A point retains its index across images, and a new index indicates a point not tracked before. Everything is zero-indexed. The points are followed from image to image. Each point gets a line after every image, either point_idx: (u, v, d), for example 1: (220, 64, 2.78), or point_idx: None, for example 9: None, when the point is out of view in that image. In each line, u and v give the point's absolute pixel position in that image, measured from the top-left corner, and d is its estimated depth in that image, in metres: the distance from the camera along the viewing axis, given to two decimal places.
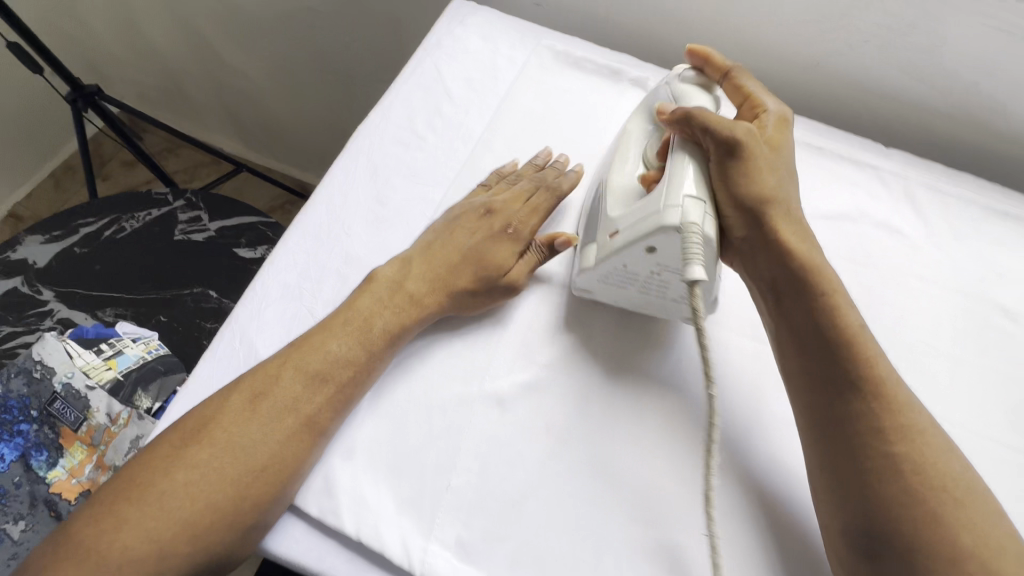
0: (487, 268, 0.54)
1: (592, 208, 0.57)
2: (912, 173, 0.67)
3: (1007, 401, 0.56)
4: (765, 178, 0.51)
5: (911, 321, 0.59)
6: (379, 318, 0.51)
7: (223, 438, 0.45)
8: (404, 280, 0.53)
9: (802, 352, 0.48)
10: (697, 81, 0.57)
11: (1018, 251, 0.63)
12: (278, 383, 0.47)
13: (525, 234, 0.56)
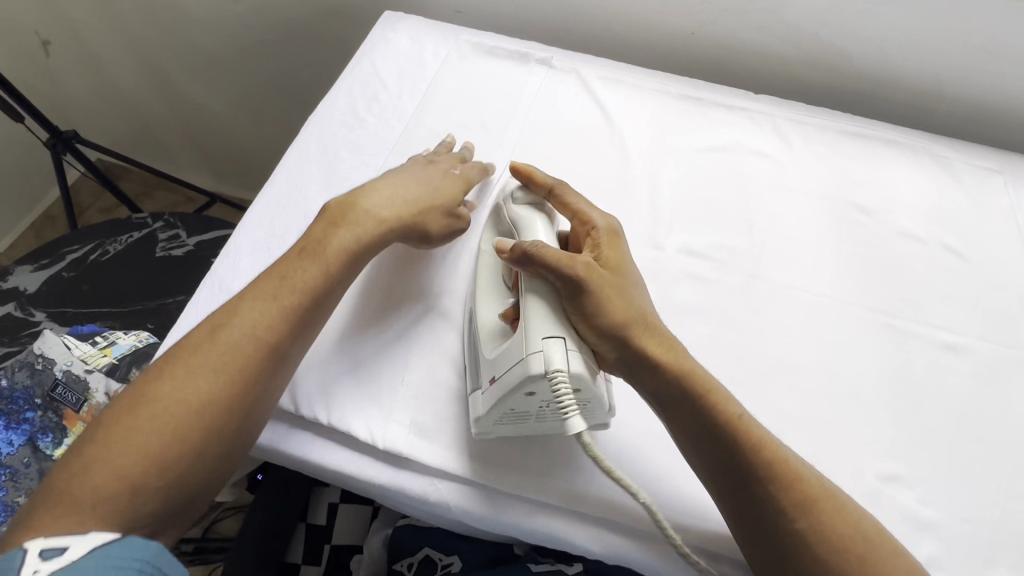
0: (442, 197, 0.63)
1: (469, 343, 0.56)
2: (778, 111, 0.80)
3: (866, 275, 0.67)
4: (619, 303, 0.50)
5: (784, 223, 0.70)
6: (335, 239, 0.56)
7: (195, 370, 0.48)
8: (362, 203, 0.59)
9: (695, 445, 0.49)
10: (528, 202, 0.59)
11: (867, 162, 0.76)
12: (245, 312, 0.51)
13: (463, 179, 0.65)
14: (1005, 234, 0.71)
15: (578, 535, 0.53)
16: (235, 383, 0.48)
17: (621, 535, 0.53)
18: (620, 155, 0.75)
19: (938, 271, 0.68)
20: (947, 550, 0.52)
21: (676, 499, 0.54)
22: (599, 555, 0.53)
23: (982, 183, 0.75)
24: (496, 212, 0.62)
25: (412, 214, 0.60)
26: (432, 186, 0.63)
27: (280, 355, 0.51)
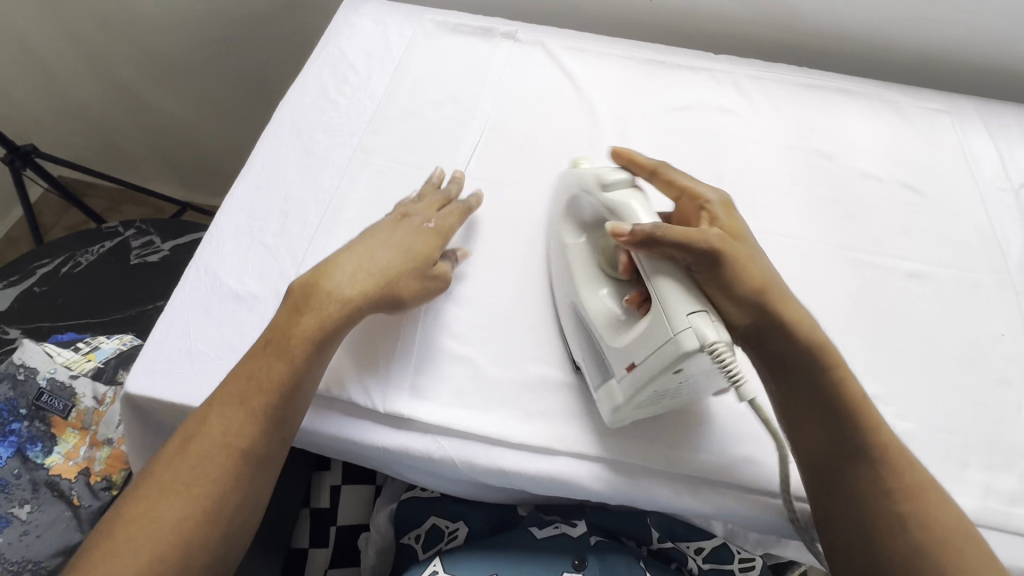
0: (413, 259, 0.57)
1: (587, 335, 0.56)
2: (737, 69, 0.83)
3: (831, 215, 0.70)
4: (750, 271, 0.51)
5: (751, 173, 0.73)
6: (301, 325, 0.53)
7: (171, 485, 0.47)
8: (335, 279, 0.55)
9: (810, 412, 0.50)
10: (627, 183, 0.55)
11: (823, 112, 0.80)
12: (215, 423, 0.49)
13: (443, 233, 0.61)
14: (956, 169, 0.75)
15: (580, 477, 0.55)
16: (206, 504, 0.47)
17: (621, 475, 0.55)
18: (591, 120, 0.76)
19: (897, 206, 0.71)
20: (923, 457, 0.55)
21: (671, 434, 0.56)
22: (601, 494, 0.55)
23: (931, 124, 0.80)
24: (577, 199, 0.59)
25: (378, 287, 0.55)
26: (404, 249, 0.57)
27: (253, 466, 0.49)
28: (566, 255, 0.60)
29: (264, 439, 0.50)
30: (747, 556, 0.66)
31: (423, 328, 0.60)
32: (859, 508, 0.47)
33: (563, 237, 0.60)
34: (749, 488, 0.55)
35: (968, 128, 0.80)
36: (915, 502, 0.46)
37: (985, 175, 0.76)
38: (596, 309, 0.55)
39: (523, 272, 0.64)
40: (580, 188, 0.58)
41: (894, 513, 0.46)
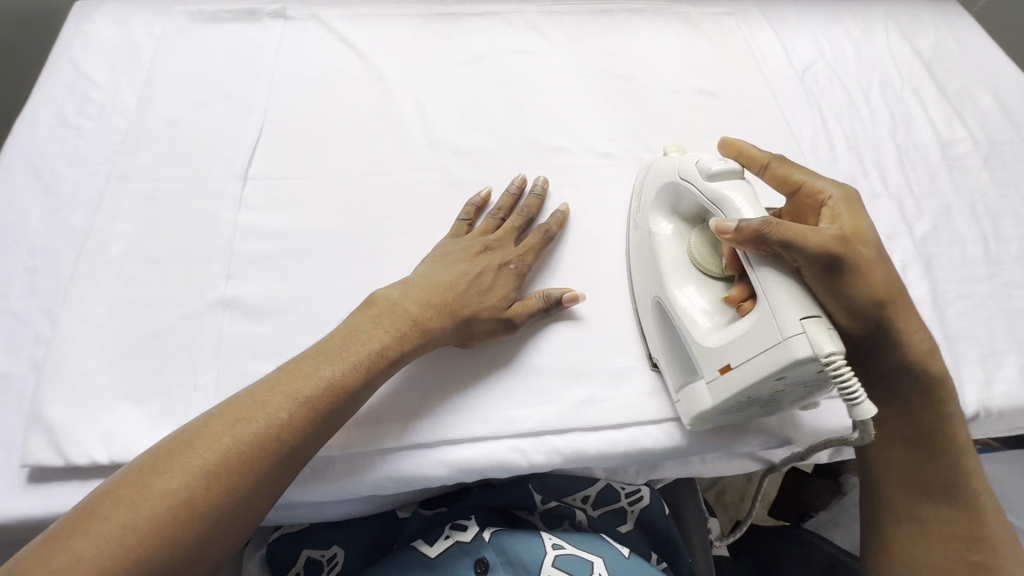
0: (489, 298, 0.54)
1: (671, 329, 0.53)
2: (529, 7, 0.81)
3: (638, 136, 0.70)
4: (873, 273, 0.49)
5: (556, 110, 0.71)
6: (375, 339, 0.49)
7: (194, 457, 0.41)
8: (407, 305, 0.51)
9: (914, 448, 0.53)
10: (727, 171, 0.51)
11: (618, 35, 0.79)
12: (263, 409, 0.44)
13: (524, 268, 0.57)
14: (747, 67, 0.78)
15: (421, 467, 0.51)
16: (226, 494, 0.40)
17: (460, 455, 0.52)
18: (381, 90, 0.71)
19: (698, 115, 0.73)
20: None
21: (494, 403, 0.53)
22: (447, 478, 0.52)
23: (719, 28, 0.81)
24: (674, 185, 0.55)
25: (447, 320, 0.52)
26: (481, 283, 0.54)
27: (292, 463, 0.44)
28: (650, 245, 0.57)
29: (307, 449, 0.45)
30: (631, 488, 0.67)
31: (509, 363, 0.55)
32: (910, 534, 0.53)
33: (651, 228, 0.57)
34: (590, 427, 0.53)
35: (751, 27, 0.82)
36: (975, 552, 0.51)
37: (772, 68, 0.79)
38: (685, 302, 0.52)
39: (326, 270, 0.58)
40: (678, 170, 0.55)
41: (942, 548, 0.52)
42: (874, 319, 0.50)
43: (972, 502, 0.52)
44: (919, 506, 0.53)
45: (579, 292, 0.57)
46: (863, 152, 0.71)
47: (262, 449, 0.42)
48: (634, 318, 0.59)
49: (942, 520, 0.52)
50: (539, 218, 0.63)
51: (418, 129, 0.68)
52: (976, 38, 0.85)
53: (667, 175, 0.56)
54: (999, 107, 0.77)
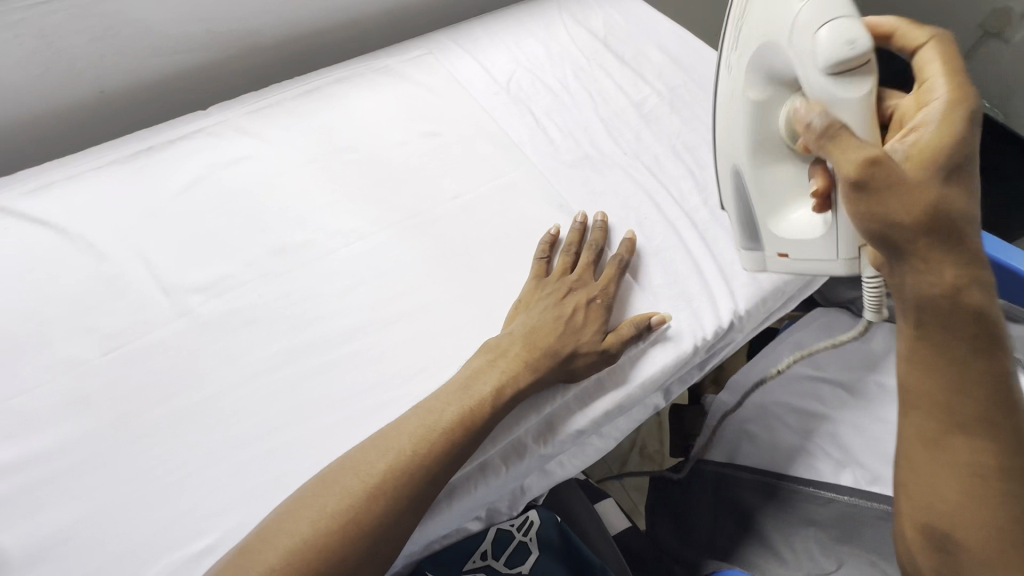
0: (583, 332, 0.59)
1: (742, 203, 0.61)
2: (231, 111, 0.79)
3: (378, 198, 0.72)
4: (924, 200, 0.41)
5: (292, 202, 0.71)
6: (498, 385, 0.54)
7: (357, 479, 0.48)
8: (517, 347, 0.57)
9: (959, 402, 0.44)
10: (841, 56, 0.45)
11: (329, 109, 0.80)
12: (357, 474, 0.48)
13: (607, 303, 0.62)
14: (457, 96, 0.83)
15: None
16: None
17: None
18: (94, 256, 0.65)
19: (429, 156, 0.76)
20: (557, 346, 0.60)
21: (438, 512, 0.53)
22: None
23: (422, 69, 0.86)
24: (784, 51, 0.51)
25: (555, 356, 0.57)
26: (574, 322, 0.60)
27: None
28: (737, 108, 0.57)
29: (441, 478, 0.50)
30: (520, 520, 0.69)
31: (626, 377, 0.60)
32: (940, 459, 0.45)
33: (741, 93, 0.57)
34: (434, 518, 0.53)
35: (446, 58, 0.88)
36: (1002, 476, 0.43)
37: (481, 89, 0.85)
38: (761, 183, 0.57)
39: (86, 479, 0.52)
40: (783, 45, 0.50)
41: (971, 475, 0.44)
42: (919, 257, 0.42)
43: None
44: (947, 429, 0.44)
45: (663, 313, 0.63)
46: (577, 135, 0.79)
47: (411, 472, 0.49)
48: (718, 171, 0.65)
49: (969, 446, 0.44)
50: (608, 246, 0.69)
51: (149, 281, 0.63)
52: (632, 5, 0.99)
53: (774, 31, 0.51)
54: (669, 57, 0.90)
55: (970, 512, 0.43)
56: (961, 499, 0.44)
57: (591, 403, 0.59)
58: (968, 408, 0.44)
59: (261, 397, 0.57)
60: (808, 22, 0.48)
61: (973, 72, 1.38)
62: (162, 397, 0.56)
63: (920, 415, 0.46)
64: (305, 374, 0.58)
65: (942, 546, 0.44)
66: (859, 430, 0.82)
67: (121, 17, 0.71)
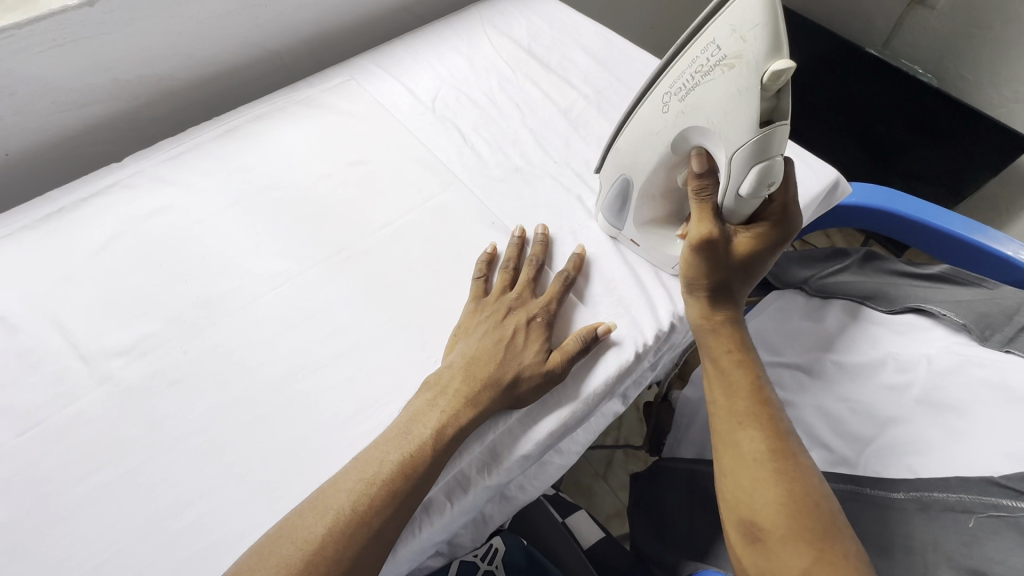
0: (525, 355, 0.57)
1: (617, 196, 0.60)
2: (146, 160, 0.76)
3: (306, 235, 0.70)
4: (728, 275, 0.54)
5: (215, 249, 0.68)
6: (437, 425, 0.52)
7: (293, 546, 0.45)
8: (456, 381, 0.55)
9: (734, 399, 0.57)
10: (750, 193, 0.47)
11: (250, 147, 0.78)
12: (293, 542, 0.45)
13: (550, 321, 0.61)
14: (382, 120, 0.81)
15: None
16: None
17: None
18: (6, 330, 0.62)
19: (357, 186, 0.74)
20: None
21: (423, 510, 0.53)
22: None
23: (346, 96, 0.84)
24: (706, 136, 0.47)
25: (497, 384, 0.55)
26: (516, 344, 0.58)
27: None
28: (650, 144, 0.52)
29: (387, 531, 0.48)
30: (483, 550, 0.70)
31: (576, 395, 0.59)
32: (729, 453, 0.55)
33: (662, 140, 0.52)
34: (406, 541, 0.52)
35: (369, 81, 0.87)
36: (774, 459, 0.52)
37: (406, 110, 0.83)
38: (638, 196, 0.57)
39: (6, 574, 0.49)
40: (719, 144, 0.46)
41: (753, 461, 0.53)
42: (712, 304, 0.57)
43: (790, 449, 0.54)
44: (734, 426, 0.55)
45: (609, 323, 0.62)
46: (506, 149, 0.78)
47: (351, 531, 0.46)
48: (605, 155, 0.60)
49: (749, 439, 0.54)
50: (549, 260, 0.67)
51: (68, 351, 0.60)
52: (555, 9, 0.98)
53: (707, 121, 0.46)
54: (594, 60, 0.89)
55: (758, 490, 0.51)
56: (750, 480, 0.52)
57: (538, 423, 0.58)
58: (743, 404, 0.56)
59: (193, 460, 0.55)
60: (745, 150, 0.44)
61: (904, 39, 1.40)
62: (87, 474, 0.54)
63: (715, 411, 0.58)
64: (237, 430, 0.56)
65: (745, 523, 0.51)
66: (821, 412, 0.82)
67: (14, 75, 0.66)
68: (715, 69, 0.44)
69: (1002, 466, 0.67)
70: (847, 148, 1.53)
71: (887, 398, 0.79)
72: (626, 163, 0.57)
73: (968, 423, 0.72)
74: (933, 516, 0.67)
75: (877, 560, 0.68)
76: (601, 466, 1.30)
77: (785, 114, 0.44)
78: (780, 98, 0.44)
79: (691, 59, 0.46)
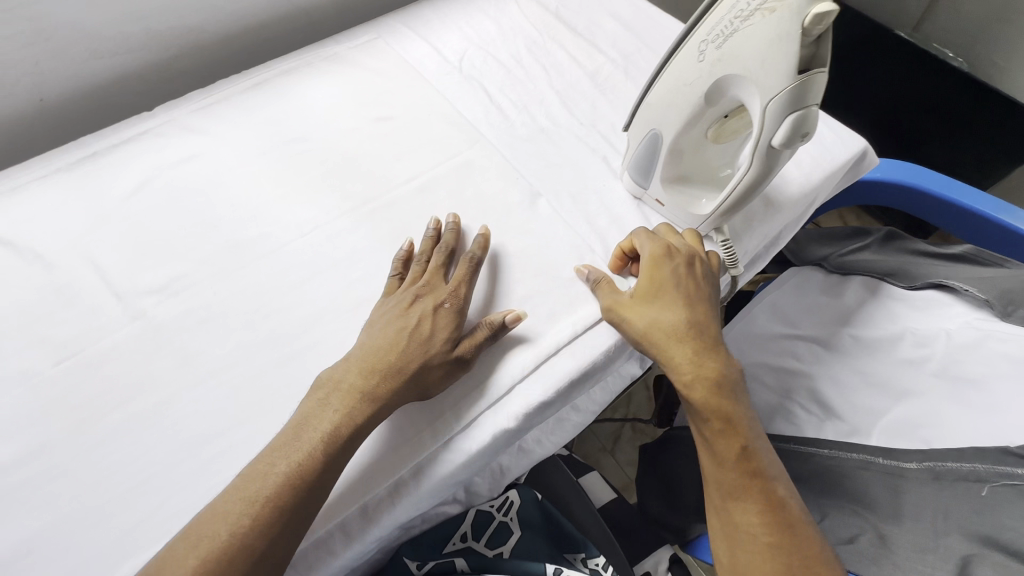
0: (428, 343, 0.54)
1: (645, 152, 0.60)
2: (177, 110, 0.77)
3: (333, 186, 0.70)
4: (642, 315, 0.56)
5: (242, 199, 0.69)
6: (333, 419, 0.50)
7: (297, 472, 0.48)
8: (350, 378, 0.52)
9: (721, 469, 0.52)
10: (789, 137, 0.46)
11: (278, 101, 0.79)
12: (308, 476, 0.47)
13: (457, 308, 0.57)
14: (409, 78, 0.82)
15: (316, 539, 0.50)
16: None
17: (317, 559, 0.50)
18: (43, 266, 0.63)
19: (383, 141, 0.75)
20: (528, 327, 0.60)
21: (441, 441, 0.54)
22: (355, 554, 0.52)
23: (373, 54, 0.85)
24: (743, 82, 0.47)
25: (396, 374, 0.53)
26: (421, 332, 0.55)
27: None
28: (684, 93, 0.52)
29: None
30: (499, 500, 0.68)
31: (594, 346, 0.60)
32: (722, 530, 0.51)
33: (697, 89, 0.51)
34: (429, 473, 0.53)
35: (395, 41, 0.87)
36: (769, 535, 0.49)
37: (432, 70, 0.83)
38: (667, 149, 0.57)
39: (45, 491, 0.51)
40: (754, 93, 0.46)
41: (746, 543, 0.49)
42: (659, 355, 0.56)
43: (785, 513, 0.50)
44: (724, 502, 0.51)
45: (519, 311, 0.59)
46: (531, 110, 0.78)
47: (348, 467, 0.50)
48: (635, 112, 0.60)
49: (739, 514, 0.50)
50: (462, 248, 0.64)
51: (102, 287, 0.62)
52: None
53: (745, 64, 0.46)
54: (622, 26, 0.89)
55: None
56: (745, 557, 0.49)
57: (556, 371, 0.58)
58: (727, 476, 0.51)
59: (223, 395, 0.56)
60: (781, 100, 0.44)
61: (936, 22, 1.35)
62: (121, 403, 0.55)
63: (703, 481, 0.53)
64: (265, 368, 0.58)
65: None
66: (835, 383, 0.82)
67: (51, 18, 0.67)
68: (755, 14, 0.44)
69: (1018, 437, 0.67)
70: (871, 133, 1.51)
71: (904, 373, 0.79)
72: (657, 117, 0.57)
73: (985, 397, 0.73)
74: (947, 485, 0.67)
75: (890, 526, 0.67)
76: (609, 441, 1.31)
77: (823, 62, 0.44)
78: (819, 47, 0.43)
79: (732, 4, 0.46)
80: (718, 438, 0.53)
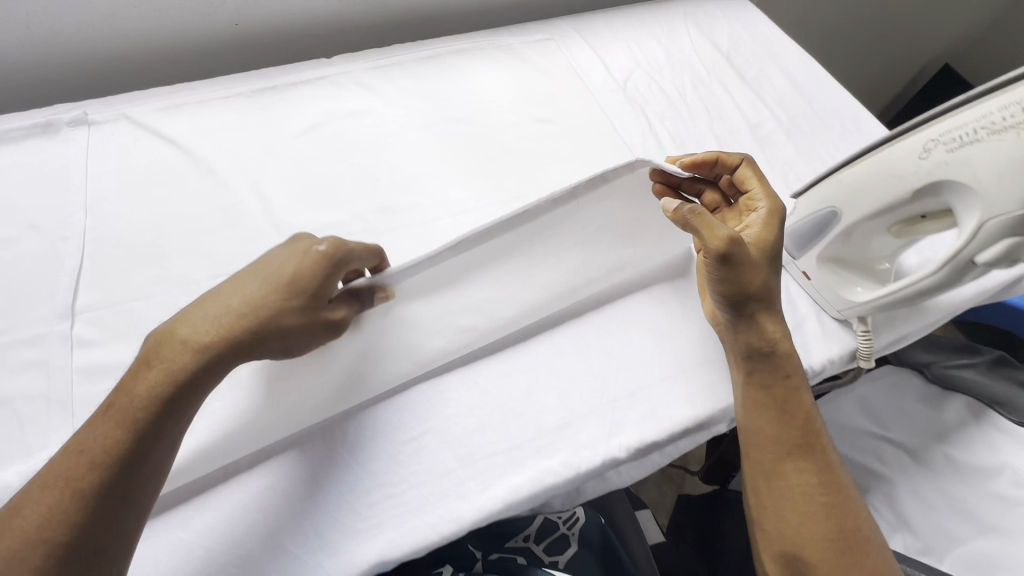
0: (267, 298, 0.46)
1: (811, 225, 0.59)
2: (354, 65, 0.81)
3: (485, 175, 0.72)
4: (755, 275, 0.54)
5: (400, 165, 0.72)
6: (140, 380, 0.42)
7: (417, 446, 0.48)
8: (187, 331, 0.44)
9: (781, 429, 0.55)
10: (999, 257, 0.48)
11: (448, 79, 0.81)
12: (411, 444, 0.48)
13: (318, 263, 0.48)
14: (573, 86, 0.83)
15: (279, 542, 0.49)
16: None
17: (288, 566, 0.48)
18: (215, 182, 0.67)
19: (540, 143, 0.76)
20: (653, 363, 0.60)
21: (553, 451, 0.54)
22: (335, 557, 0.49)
23: (544, 54, 0.86)
24: (968, 194, 0.47)
25: (228, 329, 0.45)
26: (264, 286, 0.47)
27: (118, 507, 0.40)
28: (888, 184, 0.51)
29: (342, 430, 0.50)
30: (565, 514, 0.69)
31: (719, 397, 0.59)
32: (771, 485, 0.54)
33: (906, 184, 0.50)
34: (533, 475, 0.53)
35: (567, 46, 0.88)
36: (825, 496, 0.52)
37: (598, 84, 0.84)
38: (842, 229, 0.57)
39: None
40: (976, 208, 0.47)
41: (803, 501, 0.52)
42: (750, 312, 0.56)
43: (833, 472, 0.54)
44: (780, 460, 0.54)
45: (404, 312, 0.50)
46: (688, 148, 0.78)
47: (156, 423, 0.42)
48: (813, 184, 0.59)
49: (796, 473, 0.53)
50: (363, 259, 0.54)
51: (264, 217, 0.65)
52: (764, 26, 0.96)
53: (980, 178, 0.46)
54: (792, 84, 0.88)
55: (808, 530, 0.51)
56: (794, 514, 0.52)
57: (676, 409, 0.58)
58: (789, 435, 0.54)
59: None
60: (1006, 222, 0.45)
61: None
62: None
63: (755, 440, 0.56)
64: None
65: (789, 563, 0.52)
66: (919, 499, 0.79)
67: None
68: (1010, 129, 0.44)
69: None
70: None
71: (997, 507, 0.76)
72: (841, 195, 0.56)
73: None
74: None
75: None
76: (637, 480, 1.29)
77: None
78: None
79: (982, 113, 0.45)
80: (782, 402, 0.55)
